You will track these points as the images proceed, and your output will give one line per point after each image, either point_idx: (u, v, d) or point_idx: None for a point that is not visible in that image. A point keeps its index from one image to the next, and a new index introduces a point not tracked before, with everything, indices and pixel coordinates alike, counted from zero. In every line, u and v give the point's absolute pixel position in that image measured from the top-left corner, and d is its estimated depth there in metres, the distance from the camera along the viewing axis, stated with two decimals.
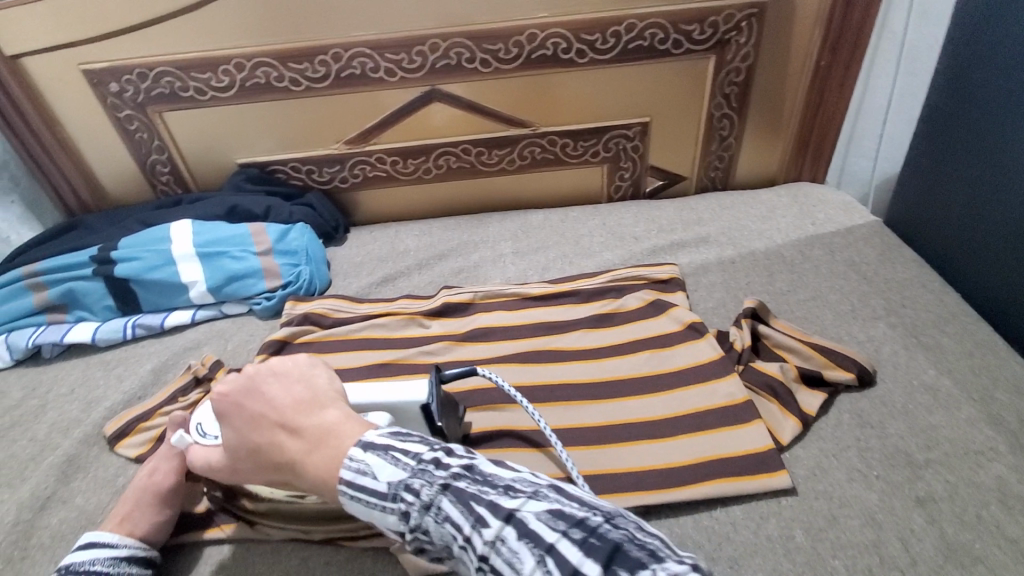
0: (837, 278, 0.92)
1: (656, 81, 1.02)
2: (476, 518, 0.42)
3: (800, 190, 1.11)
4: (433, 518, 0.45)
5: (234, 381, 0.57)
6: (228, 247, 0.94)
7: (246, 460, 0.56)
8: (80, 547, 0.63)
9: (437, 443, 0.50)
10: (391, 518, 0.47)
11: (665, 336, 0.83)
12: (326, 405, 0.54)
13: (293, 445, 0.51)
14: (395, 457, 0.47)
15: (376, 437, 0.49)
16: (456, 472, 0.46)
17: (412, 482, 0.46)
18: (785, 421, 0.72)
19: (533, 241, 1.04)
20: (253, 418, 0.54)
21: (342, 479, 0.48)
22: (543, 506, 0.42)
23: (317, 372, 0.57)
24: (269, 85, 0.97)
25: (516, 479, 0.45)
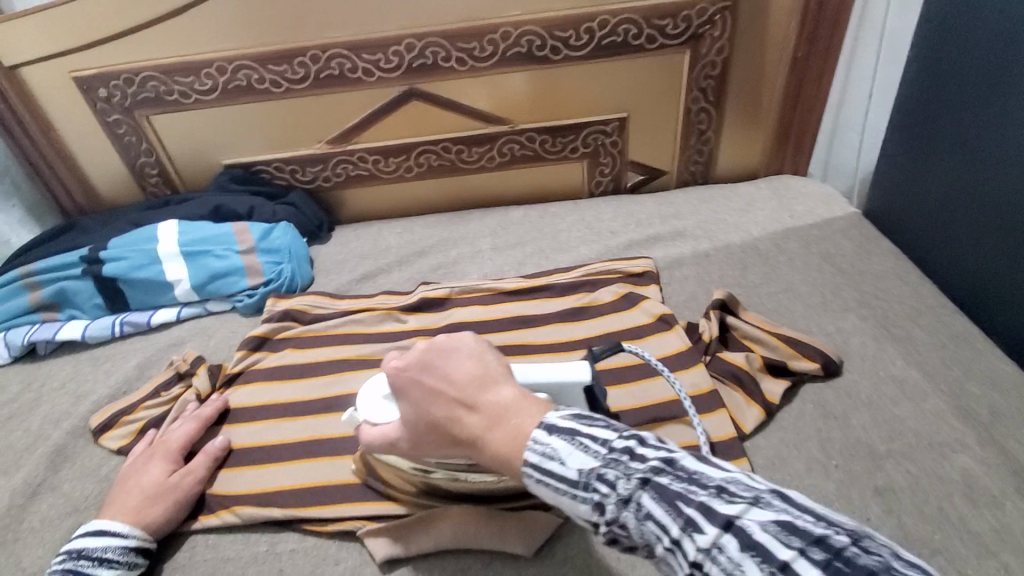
0: (812, 270, 0.92)
1: (633, 77, 1.02)
2: (687, 521, 0.37)
3: (780, 183, 1.11)
4: (632, 514, 0.41)
5: (408, 357, 0.57)
6: (212, 246, 0.97)
7: (425, 434, 0.57)
8: (91, 532, 0.66)
9: (626, 429, 0.46)
10: (582, 508, 0.44)
11: (634, 328, 0.83)
12: (500, 381, 0.52)
13: (471, 421, 0.51)
14: (583, 443, 0.44)
15: (559, 420, 0.47)
16: (654, 464, 0.41)
17: (605, 471, 0.43)
18: (748, 410, 0.72)
19: (512, 237, 1.05)
20: (430, 393, 0.55)
21: (527, 462, 0.46)
22: (769, 516, 0.35)
23: (484, 349, 0.55)
24: (250, 88, 0.99)
25: (729, 479, 0.39)
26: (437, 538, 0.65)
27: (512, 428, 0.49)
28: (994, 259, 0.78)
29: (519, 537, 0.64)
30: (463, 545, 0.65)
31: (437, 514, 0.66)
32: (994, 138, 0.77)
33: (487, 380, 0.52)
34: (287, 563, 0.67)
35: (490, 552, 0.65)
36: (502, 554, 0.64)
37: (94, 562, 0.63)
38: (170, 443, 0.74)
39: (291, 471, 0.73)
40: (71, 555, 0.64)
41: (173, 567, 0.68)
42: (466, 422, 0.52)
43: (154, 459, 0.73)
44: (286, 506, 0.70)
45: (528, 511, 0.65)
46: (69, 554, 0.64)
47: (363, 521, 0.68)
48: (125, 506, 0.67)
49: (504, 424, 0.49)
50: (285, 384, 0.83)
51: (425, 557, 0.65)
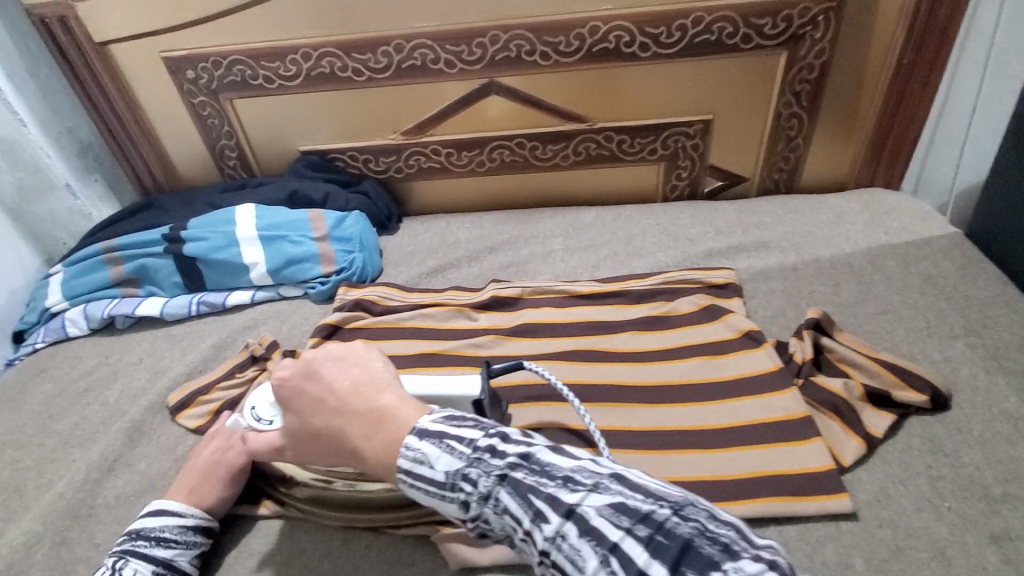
0: (910, 292, 0.86)
1: (722, 78, 0.98)
2: (536, 512, 0.40)
3: (873, 196, 1.05)
4: (493, 509, 0.43)
5: (293, 365, 0.56)
6: (288, 232, 0.97)
7: (308, 442, 0.55)
8: (147, 513, 0.66)
9: (493, 426, 0.46)
10: (451, 506, 0.45)
11: (720, 342, 0.80)
12: (383, 389, 0.51)
13: (353, 430, 0.50)
14: (449, 445, 0.45)
15: (431, 424, 0.47)
16: (511, 460, 0.43)
17: (468, 471, 0.44)
18: (847, 440, 0.68)
19: (585, 238, 1.03)
20: (313, 402, 0.53)
21: (399, 468, 0.46)
22: (604, 499, 0.38)
23: (373, 356, 0.54)
24: (333, 75, 0.99)
25: (576, 468, 0.41)
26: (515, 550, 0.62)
27: (392, 437, 0.48)
28: None
29: None
30: None
31: None
32: None
33: (366, 389, 0.51)
34: (360, 559, 0.66)
35: None
36: None
37: (151, 542, 0.63)
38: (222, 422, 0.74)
39: None
40: (128, 535, 0.64)
41: (248, 552, 0.68)
42: (342, 430, 0.50)
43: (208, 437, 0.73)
44: None
45: None
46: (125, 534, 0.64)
47: (438, 525, 0.65)
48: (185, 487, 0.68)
49: (382, 433, 0.48)
50: None
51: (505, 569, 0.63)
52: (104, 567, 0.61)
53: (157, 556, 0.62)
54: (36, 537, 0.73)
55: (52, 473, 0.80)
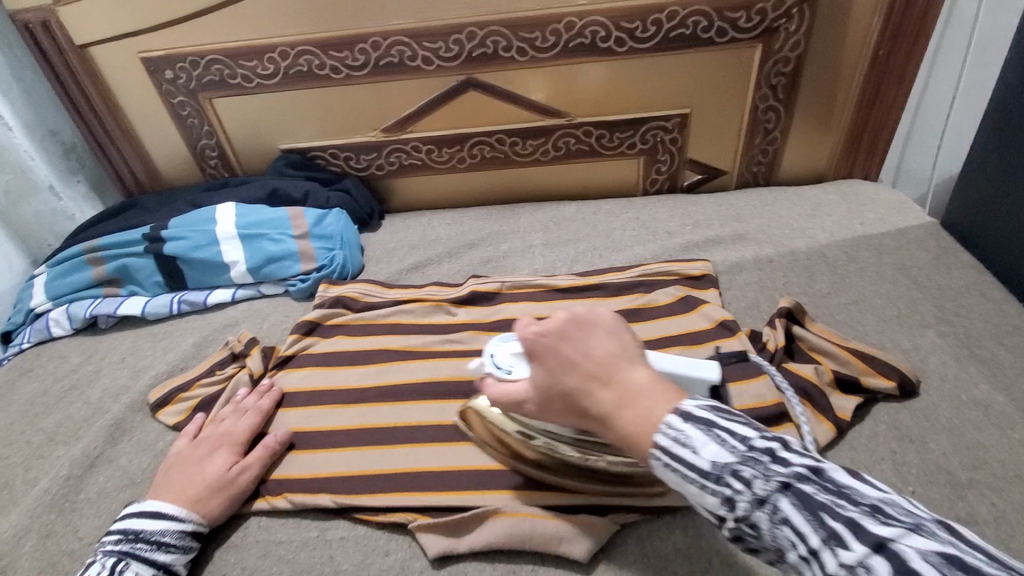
0: (884, 282, 0.87)
1: (698, 72, 0.98)
2: (830, 533, 0.39)
3: (850, 188, 1.06)
4: (768, 515, 0.42)
5: (548, 324, 0.57)
6: (268, 229, 0.98)
7: (555, 401, 0.57)
8: (148, 513, 0.66)
9: (767, 433, 0.46)
10: (711, 499, 0.45)
11: (693, 333, 0.80)
12: (635, 362, 0.52)
13: (603, 396, 0.52)
14: (720, 436, 0.45)
15: (696, 409, 0.47)
16: (799, 471, 0.43)
17: (741, 469, 0.44)
18: (817, 426, 0.69)
19: (564, 233, 1.03)
20: (565, 361, 0.55)
21: (656, 445, 0.47)
22: (927, 544, 0.36)
23: (621, 329, 0.55)
24: (310, 73, 0.99)
25: (886, 502, 0.40)
26: (488, 537, 0.64)
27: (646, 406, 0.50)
28: None
29: (576, 542, 0.62)
30: (514, 545, 0.63)
31: (494, 512, 0.65)
32: None
33: (623, 358, 0.53)
34: (336, 551, 0.67)
35: (541, 554, 0.64)
36: (554, 557, 0.63)
37: (151, 545, 0.63)
38: (230, 433, 0.74)
39: (341, 458, 0.73)
40: (128, 535, 0.64)
41: (226, 545, 0.69)
42: (591, 395, 0.53)
43: (215, 448, 0.72)
44: (337, 492, 0.70)
45: (581, 514, 0.65)
46: (124, 534, 0.64)
47: (414, 514, 0.67)
48: (172, 487, 0.69)
49: (639, 402, 0.50)
50: (338, 369, 0.83)
51: (477, 556, 0.65)
52: (103, 567, 0.62)
53: (157, 560, 0.63)
54: (18, 534, 0.73)
55: (35, 470, 0.81)
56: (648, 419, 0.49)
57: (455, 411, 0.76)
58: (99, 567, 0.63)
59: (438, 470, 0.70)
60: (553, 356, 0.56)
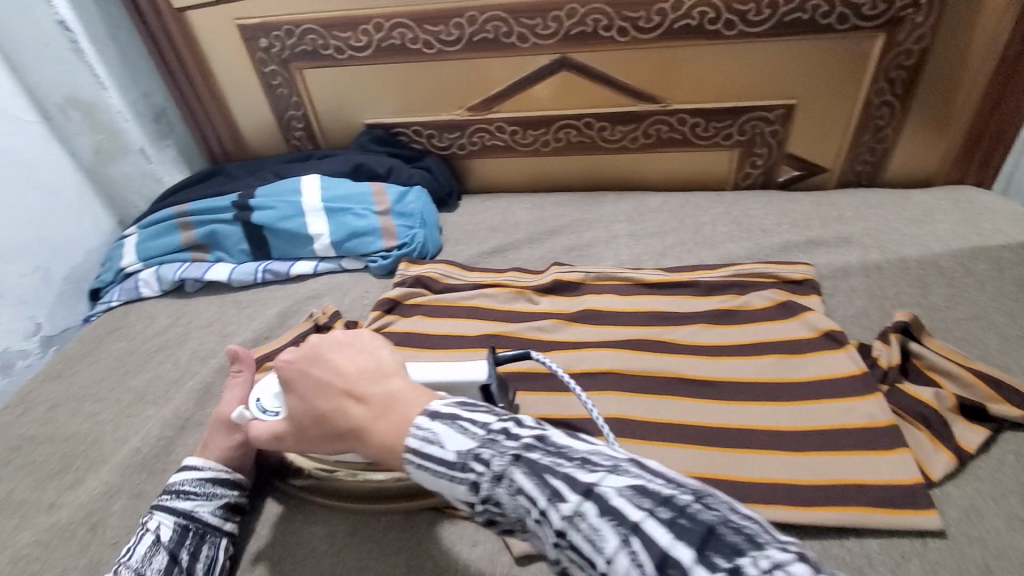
0: (1007, 299, 0.80)
1: (812, 61, 0.91)
2: (552, 492, 0.38)
3: (965, 194, 0.97)
4: (506, 490, 0.41)
5: (298, 350, 0.55)
6: (352, 204, 0.98)
7: (309, 426, 0.54)
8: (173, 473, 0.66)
9: (507, 413, 0.46)
10: (463, 489, 0.43)
11: (796, 341, 0.76)
12: (389, 373, 0.51)
13: (357, 412, 0.49)
14: (463, 427, 0.44)
15: (443, 407, 0.47)
16: (527, 443, 0.42)
17: (481, 451, 0.43)
18: (936, 454, 0.64)
19: (650, 225, 0.99)
20: (321, 384, 0.52)
21: (408, 447, 0.45)
22: (623, 481, 0.37)
23: (378, 344, 0.54)
24: (403, 47, 0.98)
25: (593, 450, 0.41)
26: None
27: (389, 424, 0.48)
28: None
29: None
30: None
31: None
32: None
33: (372, 376, 0.51)
34: None
35: None
36: None
37: (173, 494, 0.63)
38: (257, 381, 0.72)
39: None
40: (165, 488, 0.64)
41: None
42: (346, 420, 0.50)
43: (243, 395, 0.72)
44: None
45: None
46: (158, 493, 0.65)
47: None
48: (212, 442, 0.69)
49: (385, 419, 0.48)
50: (422, 351, 0.83)
51: None
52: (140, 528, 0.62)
53: (176, 508, 0.61)
54: (112, 489, 0.76)
55: (129, 426, 0.84)
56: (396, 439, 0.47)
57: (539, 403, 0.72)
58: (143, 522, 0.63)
59: None
60: (310, 378, 0.53)
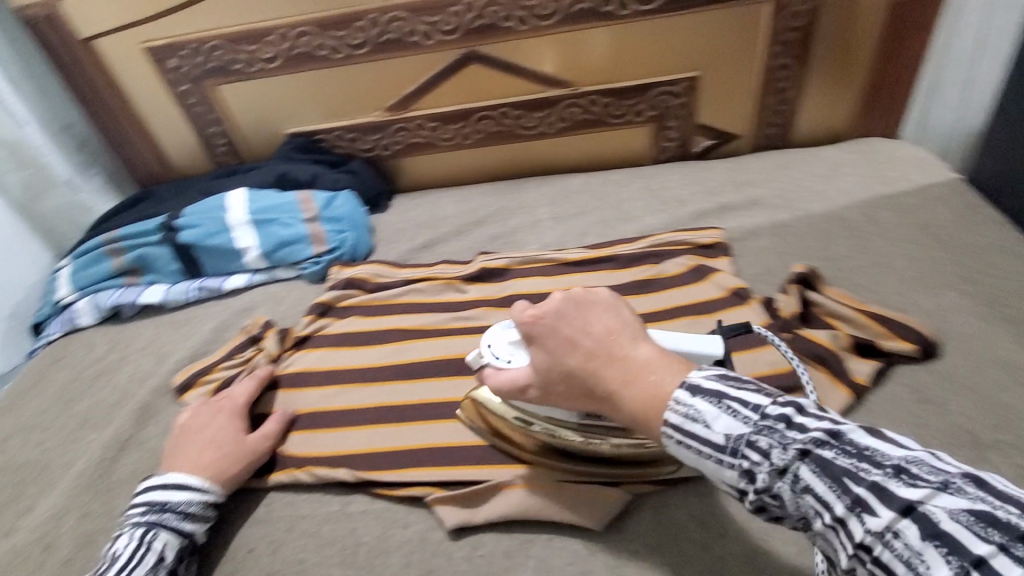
0: (906, 242, 0.83)
1: (707, 32, 0.95)
2: (855, 500, 0.38)
3: (870, 147, 1.01)
4: (792, 486, 0.42)
5: (544, 307, 0.58)
6: (279, 214, 0.99)
7: (557, 383, 0.57)
8: (171, 484, 0.67)
9: (780, 396, 0.46)
10: (729, 472, 0.46)
11: (707, 303, 0.79)
12: (637, 336, 0.53)
13: (608, 371, 0.52)
14: (730, 408, 0.46)
15: (704, 382, 0.48)
16: (815, 437, 0.42)
17: (756, 439, 0.44)
18: (833, 392, 0.67)
19: (573, 206, 1.02)
20: (567, 343, 0.55)
21: (668, 423, 0.48)
22: (959, 503, 0.35)
23: (617, 304, 0.56)
24: (310, 54, 0.99)
25: (910, 459, 0.39)
26: (505, 508, 0.64)
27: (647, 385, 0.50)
28: None
29: (591, 511, 0.63)
30: (530, 516, 0.64)
31: (508, 483, 0.66)
32: None
33: (622, 334, 0.53)
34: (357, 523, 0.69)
35: (557, 523, 0.64)
36: (569, 525, 0.64)
37: (179, 514, 0.65)
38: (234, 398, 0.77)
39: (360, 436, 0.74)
40: (154, 506, 0.66)
41: (253, 521, 0.71)
42: (597, 371, 0.53)
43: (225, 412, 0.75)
44: (356, 468, 0.72)
45: (594, 485, 0.65)
46: (151, 505, 0.66)
47: (432, 487, 0.68)
48: (191, 458, 0.70)
49: (641, 380, 0.50)
50: (354, 350, 0.85)
51: (494, 525, 0.65)
52: (132, 537, 0.63)
53: (184, 529, 0.65)
54: (56, 515, 0.77)
55: (69, 452, 0.85)
56: (654, 399, 0.49)
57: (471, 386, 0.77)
58: (124, 539, 0.64)
59: (452, 445, 0.71)
60: (558, 330, 0.56)
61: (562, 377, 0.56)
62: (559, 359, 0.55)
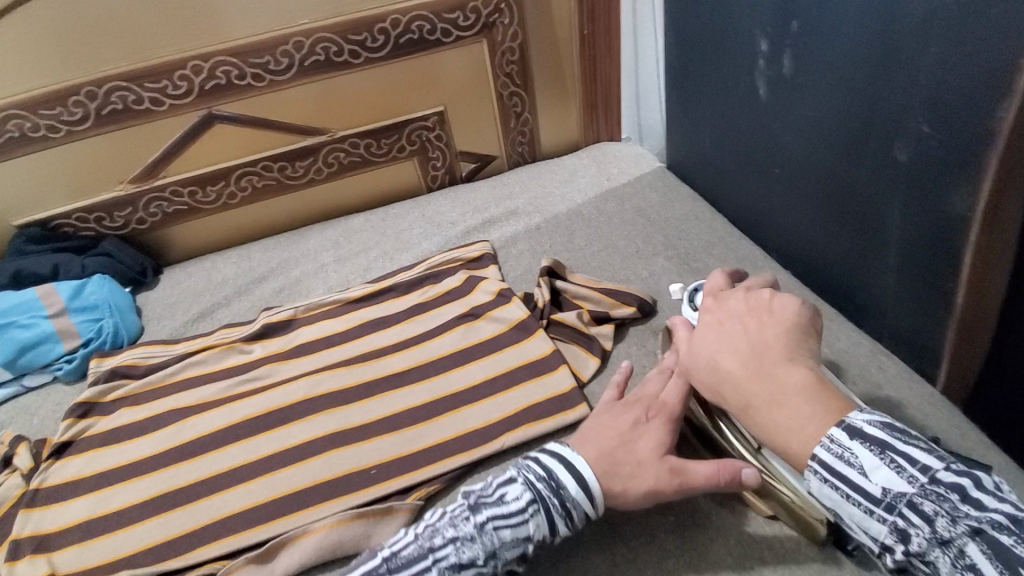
0: (626, 225, 1.00)
1: (437, 70, 1.05)
2: None
3: (598, 150, 1.19)
4: (948, 555, 0.43)
5: (725, 308, 0.60)
6: (16, 316, 0.89)
7: (701, 375, 0.58)
8: (569, 471, 0.59)
9: (952, 466, 0.46)
10: (879, 526, 0.47)
11: (478, 307, 0.88)
12: (796, 360, 0.53)
13: (755, 384, 0.53)
14: (893, 464, 0.47)
15: (868, 429, 0.49)
16: (994, 519, 0.42)
17: (920, 501, 0.45)
18: (587, 361, 0.80)
19: (355, 245, 1.06)
20: (729, 340, 0.57)
21: (819, 459, 0.49)
22: None
23: (804, 327, 0.56)
24: (25, 138, 0.91)
25: None
26: (300, 556, 0.64)
27: (798, 409, 0.51)
28: (767, 191, 0.89)
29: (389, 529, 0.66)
30: (328, 555, 0.65)
31: (303, 532, 0.66)
32: (732, 85, 0.87)
33: (787, 352, 0.54)
34: None
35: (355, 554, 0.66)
36: None
37: (560, 509, 0.57)
38: (662, 403, 0.63)
39: (139, 532, 0.69)
40: (547, 479, 0.58)
41: None
42: (749, 372, 0.54)
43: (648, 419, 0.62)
44: (138, 567, 0.66)
45: (387, 503, 0.68)
46: (547, 475, 0.58)
47: (224, 562, 0.66)
48: (591, 449, 0.60)
49: (793, 404, 0.51)
50: (127, 444, 0.78)
51: None
52: (518, 495, 0.57)
53: (554, 526, 0.57)
54: None
55: None
56: (801, 427, 0.50)
57: (262, 444, 0.75)
58: (513, 487, 0.58)
59: (243, 510, 0.69)
60: (729, 335, 0.57)
61: (705, 367, 0.57)
62: (713, 351, 0.57)
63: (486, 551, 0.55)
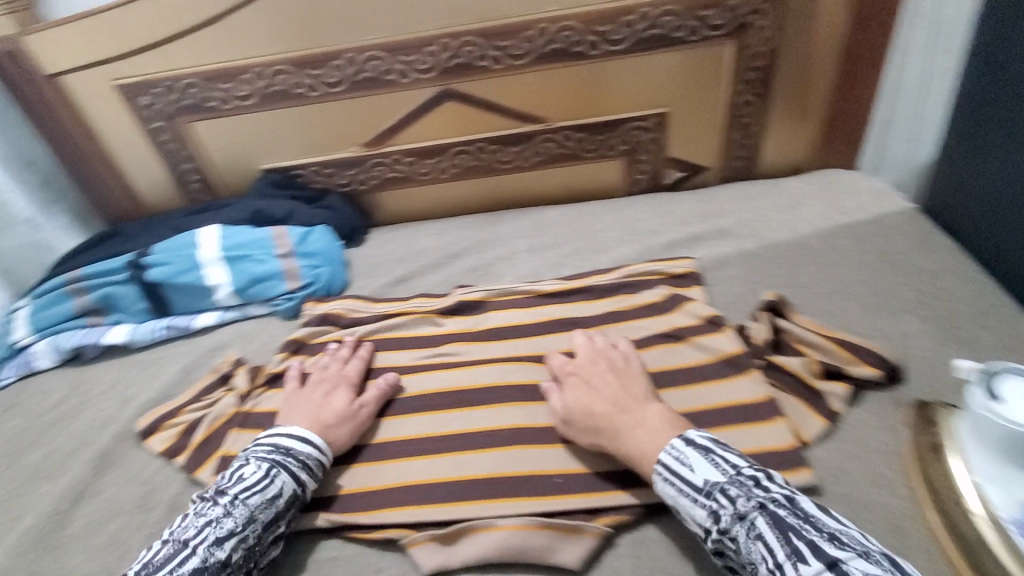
0: (865, 270, 0.86)
1: (670, 70, 0.98)
2: (793, 551, 0.48)
3: (830, 177, 1.05)
4: (745, 532, 0.52)
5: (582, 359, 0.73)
6: (252, 250, 0.98)
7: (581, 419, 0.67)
8: (295, 436, 0.69)
9: (752, 465, 0.57)
10: (699, 511, 0.55)
11: (682, 329, 0.81)
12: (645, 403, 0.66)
13: (623, 419, 0.64)
14: (713, 459, 0.57)
15: (696, 438, 0.60)
16: (776, 497, 0.53)
17: (728, 488, 0.55)
18: (812, 420, 0.69)
19: (549, 238, 1.03)
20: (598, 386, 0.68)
21: (661, 463, 0.59)
22: (874, 568, 0.46)
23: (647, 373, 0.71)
24: (288, 92, 1.00)
25: (842, 531, 0.50)
26: (480, 548, 0.63)
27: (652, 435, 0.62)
28: None
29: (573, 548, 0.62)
30: (507, 556, 0.63)
31: (484, 524, 0.65)
32: None
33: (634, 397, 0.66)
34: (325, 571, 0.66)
35: (533, 563, 0.63)
36: (545, 565, 0.62)
37: (302, 466, 0.67)
38: (344, 375, 0.79)
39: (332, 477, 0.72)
40: (279, 449, 0.67)
41: None
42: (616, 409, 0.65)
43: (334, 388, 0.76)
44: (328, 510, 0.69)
45: (571, 519, 0.64)
46: (275, 445, 0.68)
47: (407, 530, 0.66)
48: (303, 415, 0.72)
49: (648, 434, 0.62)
50: None
51: (469, 567, 0.63)
52: (257, 468, 0.64)
53: (301, 486, 0.66)
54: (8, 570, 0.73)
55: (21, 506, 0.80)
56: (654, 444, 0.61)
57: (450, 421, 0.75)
58: (248, 467, 0.65)
59: (428, 483, 0.69)
60: (593, 382, 0.69)
61: (581, 416, 0.67)
62: (584, 399, 0.68)
63: (245, 519, 0.60)
